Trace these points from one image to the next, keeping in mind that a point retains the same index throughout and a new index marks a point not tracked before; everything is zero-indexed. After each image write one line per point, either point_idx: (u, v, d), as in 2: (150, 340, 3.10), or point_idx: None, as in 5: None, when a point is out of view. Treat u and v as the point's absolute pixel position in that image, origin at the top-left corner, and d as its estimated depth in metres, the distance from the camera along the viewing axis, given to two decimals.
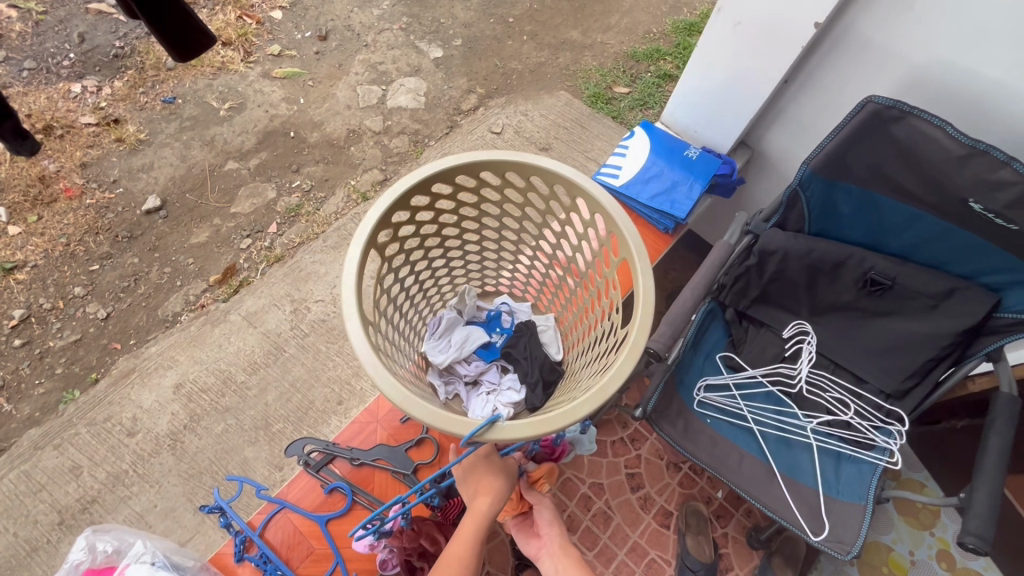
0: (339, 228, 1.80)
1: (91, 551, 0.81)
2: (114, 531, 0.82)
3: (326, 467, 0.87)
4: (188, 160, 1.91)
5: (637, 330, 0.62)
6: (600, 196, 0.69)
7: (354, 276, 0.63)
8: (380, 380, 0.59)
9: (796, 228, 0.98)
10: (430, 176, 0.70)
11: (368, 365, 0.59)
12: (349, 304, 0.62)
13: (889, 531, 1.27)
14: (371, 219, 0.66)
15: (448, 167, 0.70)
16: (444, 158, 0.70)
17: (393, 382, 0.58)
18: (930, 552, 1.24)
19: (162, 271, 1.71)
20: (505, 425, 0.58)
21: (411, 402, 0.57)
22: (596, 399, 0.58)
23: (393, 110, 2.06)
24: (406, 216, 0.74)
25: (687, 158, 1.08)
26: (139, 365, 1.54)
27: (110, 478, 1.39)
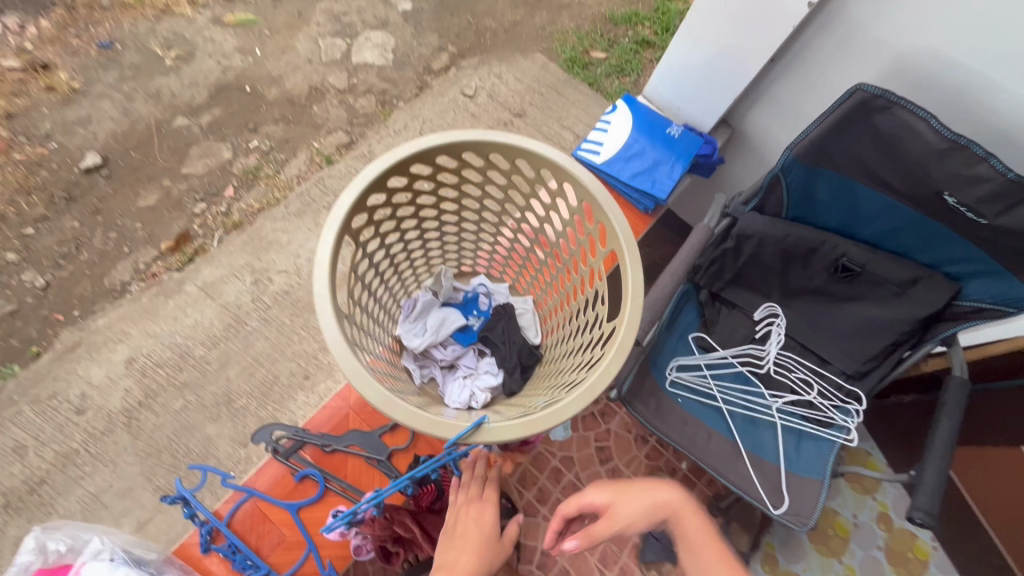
0: (302, 193, 1.70)
1: (41, 552, 0.75)
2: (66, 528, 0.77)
3: (296, 454, 0.83)
4: (131, 114, 1.75)
5: (626, 325, 0.61)
6: (593, 185, 0.66)
7: (326, 265, 0.59)
8: (359, 379, 0.56)
9: (774, 212, 0.97)
10: (409, 156, 0.65)
11: (344, 363, 0.56)
12: (322, 295, 0.58)
13: (836, 497, 1.35)
14: (345, 203, 0.61)
15: (429, 147, 0.65)
16: (424, 137, 0.65)
17: (373, 385, 0.55)
18: (872, 515, 1.34)
19: (106, 236, 1.59)
20: (491, 427, 0.57)
21: (390, 403, 0.55)
22: (586, 399, 0.57)
23: (358, 67, 1.93)
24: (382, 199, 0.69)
25: (670, 136, 1.06)
26: (86, 339, 1.44)
27: (59, 458, 1.32)
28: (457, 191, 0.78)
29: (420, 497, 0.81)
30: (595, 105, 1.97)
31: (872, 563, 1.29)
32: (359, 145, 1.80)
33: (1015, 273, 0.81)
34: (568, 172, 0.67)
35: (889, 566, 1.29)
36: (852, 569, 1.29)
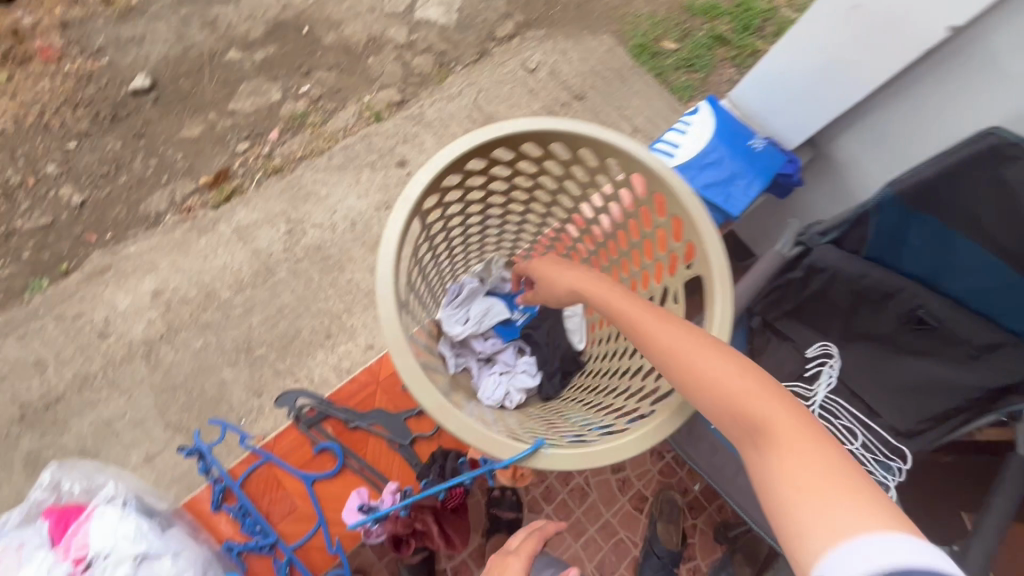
0: (346, 146, 1.65)
1: (56, 490, 0.79)
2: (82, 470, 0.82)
3: (317, 425, 0.88)
4: (185, 40, 1.70)
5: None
6: (691, 205, 0.61)
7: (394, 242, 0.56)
8: (414, 380, 0.54)
9: (852, 249, 0.91)
10: (494, 141, 0.61)
11: (398, 356, 0.55)
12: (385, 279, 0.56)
13: None
14: (420, 185, 0.57)
15: (517, 135, 0.60)
16: (514, 123, 0.60)
17: (429, 391, 0.54)
18: None
19: (146, 163, 1.56)
20: (548, 454, 0.57)
21: (446, 412, 0.54)
22: (646, 439, 0.58)
23: (420, 23, 1.85)
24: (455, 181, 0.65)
25: (752, 147, 0.98)
26: (115, 264, 1.43)
27: (77, 379, 1.32)
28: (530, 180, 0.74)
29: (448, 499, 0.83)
30: (659, 98, 1.87)
31: None
32: (410, 105, 1.73)
33: None
34: (664, 183, 0.63)
35: None
36: None
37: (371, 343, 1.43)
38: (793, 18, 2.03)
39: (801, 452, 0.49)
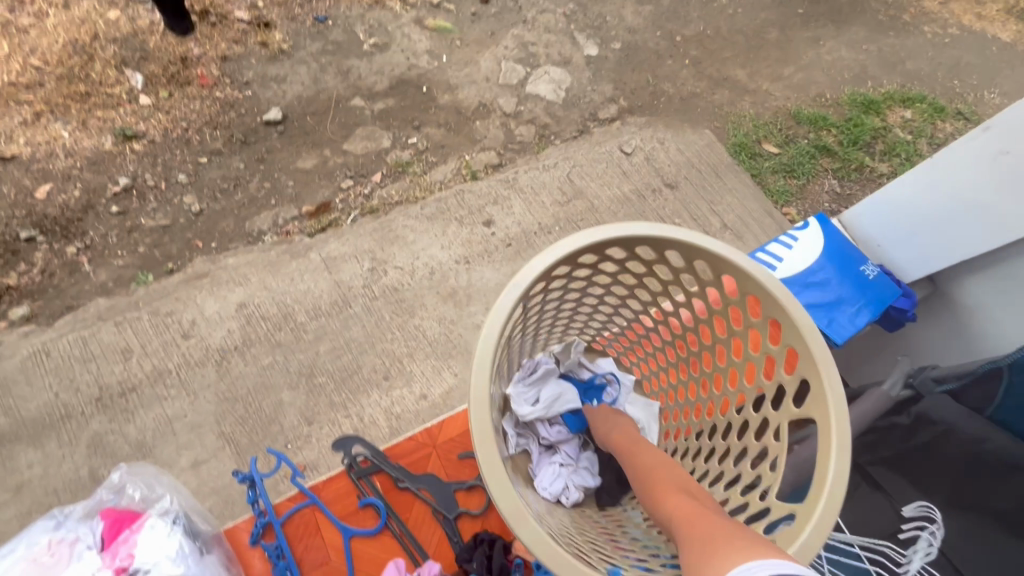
0: (439, 199, 1.72)
1: (120, 493, 0.95)
2: (143, 479, 0.96)
3: (367, 477, 1.03)
4: (319, 84, 1.89)
5: (812, 527, 0.60)
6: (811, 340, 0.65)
7: (499, 323, 0.63)
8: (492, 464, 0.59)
9: (974, 406, 0.82)
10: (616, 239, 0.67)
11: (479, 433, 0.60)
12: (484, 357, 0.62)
13: None
14: (540, 266, 0.65)
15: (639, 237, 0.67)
16: (637, 227, 0.67)
17: (504, 488, 0.59)
18: None
19: (261, 185, 1.71)
20: None
21: (520, 519, 0.58)
22: None
23: (529, 96, 1.96)
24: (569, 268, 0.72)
25: (863, 275, 0.92)
26: (213, 272, 1.54)
27: (153, 373, 1.39)
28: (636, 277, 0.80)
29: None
30: (752, 198, 1.85)
31: None
32: (506, 169, 1.80)
33: None
34: (784, 311, 0.67)
35: None
36: None
37: (426, 393, 1.42)
38: (906, 140, 1.96)
39: (705, 535, 0.54)
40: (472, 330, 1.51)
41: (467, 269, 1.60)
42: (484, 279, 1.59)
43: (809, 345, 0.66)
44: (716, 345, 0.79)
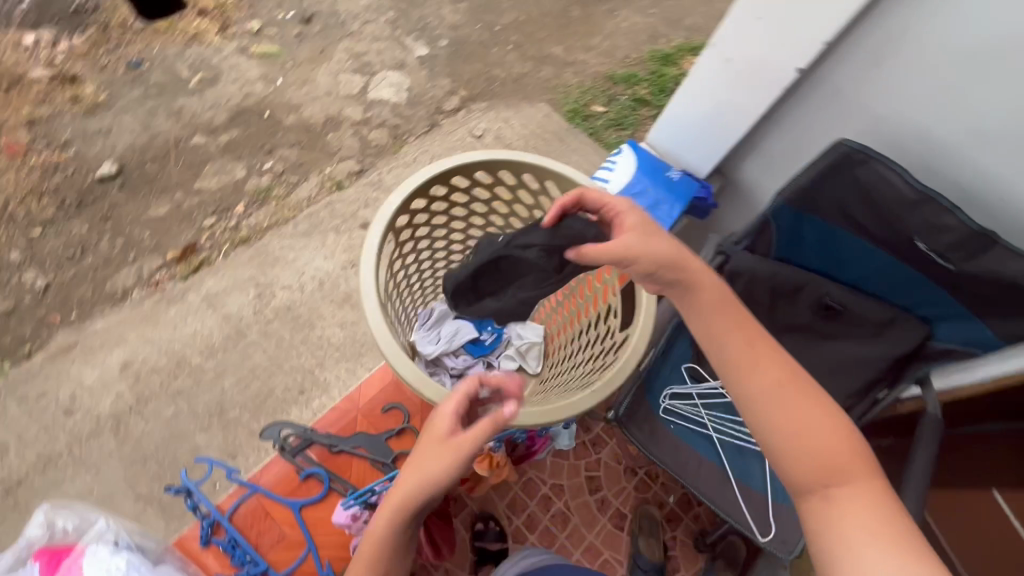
0: (310, 214, 1.75)
1: (49, 528, 0.94)
2: (74, 509, 0.97)
3: (302, 452, 1.06)
4: (151, 128, 1.82)
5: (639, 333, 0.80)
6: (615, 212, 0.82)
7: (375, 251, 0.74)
8: (393, 353, 0.73)
9: (763, 252, 1.05)
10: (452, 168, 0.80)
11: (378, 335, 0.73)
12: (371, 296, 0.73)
13: None
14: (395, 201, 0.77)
15: (470, 162, 0.81)
16: (468, 154, 0.81)
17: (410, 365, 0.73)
18: None
19: (113, 243, 1.62)
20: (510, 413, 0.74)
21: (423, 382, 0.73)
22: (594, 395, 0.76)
23: (374, 102, 2.04)
24: (424, 204, 0.83)
25: (669, 178, 1.16)
26: (82, 340, 1.44)
27: (41, 460, 1.30)
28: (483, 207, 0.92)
29: None
30: (594, 152, 2.10)
31: None
32: (370, 173, 1.87)
33: (982, 318, 0.89)
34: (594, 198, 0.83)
35: None
36: None
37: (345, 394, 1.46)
38: None
39: (863, 491, 0.68)
40: None
41: (356, 271, 1.64)
42: None
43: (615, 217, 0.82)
44: None
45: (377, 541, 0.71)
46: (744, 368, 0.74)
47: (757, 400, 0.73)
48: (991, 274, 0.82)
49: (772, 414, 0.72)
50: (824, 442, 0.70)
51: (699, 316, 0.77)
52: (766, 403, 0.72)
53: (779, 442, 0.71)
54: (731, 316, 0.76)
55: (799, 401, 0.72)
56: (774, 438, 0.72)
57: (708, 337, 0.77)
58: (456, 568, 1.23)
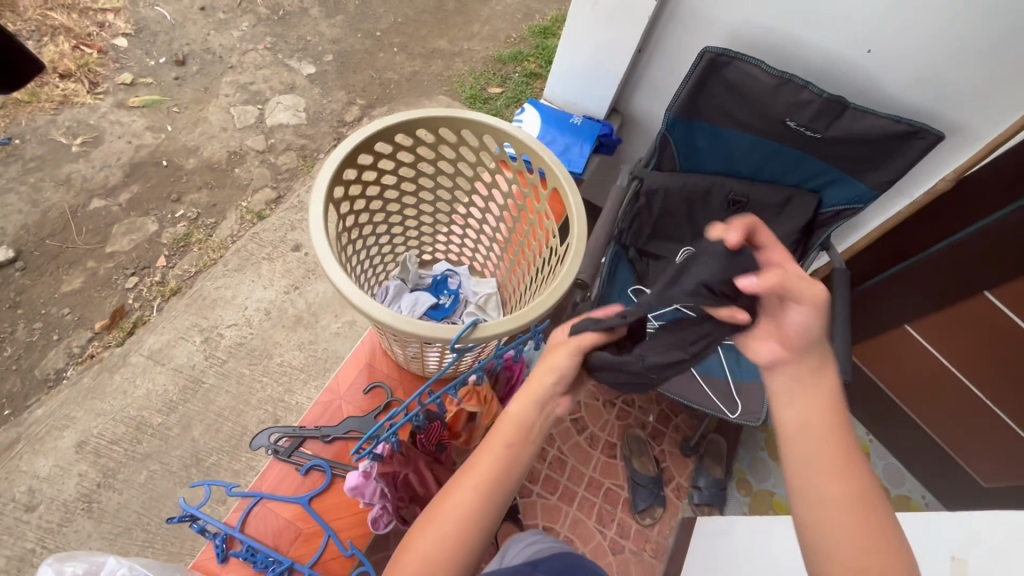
0: (238, 249, 1.71)
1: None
2: (81, 555, 0.76)
3: (297, 450, 0.89)
4: (41, 204, 1.72)
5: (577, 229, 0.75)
6: (541, 150, 0.79)
7: (320, 226, 0.67)
8: (353, 297, 0.64)
9: (670, 168, 1.17)
10: (372, 134, 0.76)
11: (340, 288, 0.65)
12: (326, 253, 0.65)
13: (768, 478, 1.44)
14: (326, 173, 0.71)
15: (390, 124, 0.76)
16: (385, 116, 0.76)
17: (374, 304, 0.64)
18: None
19: (31, 328, 1.52)
20: (484, 326, 0.65)
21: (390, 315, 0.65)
22: (555, 291, 0.69)
23: (274, 128, 2.01)
24: (354, 174, 0.79)
25: (574, 124, 1.25)
26: (24, 433, 1.36)
27: (13, 563, 1.22)
28: (416, 172, 0.90)
29: (430, 431, 0.86)
30: None
31: None
32: (289, 197, 1.84)
33: (855, 175, 1.04)
34: (520, 142, 0.80)
35: None
36: None
37: None
38: None
39: None
40: (334, 338, 1.56)
41: (300, 293, 1.63)
42: (321, 292, 1.63)
43: (543, 155, 0.79)
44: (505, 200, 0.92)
45: (507, 429, 0.67)
46: (823, 468, 0.63)
47: (826, 505, 0.62)
48: (851, 132, 0.97)
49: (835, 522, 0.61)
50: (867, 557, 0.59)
51: (796, 402, 0.66)
52: (834, 511, 0.61)
53: (827, 546, 0.60)
54: (833, 423, 0.64)
55: (870, 519, 0.60)
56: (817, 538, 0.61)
57: (801, 428, 0.65)
58: None
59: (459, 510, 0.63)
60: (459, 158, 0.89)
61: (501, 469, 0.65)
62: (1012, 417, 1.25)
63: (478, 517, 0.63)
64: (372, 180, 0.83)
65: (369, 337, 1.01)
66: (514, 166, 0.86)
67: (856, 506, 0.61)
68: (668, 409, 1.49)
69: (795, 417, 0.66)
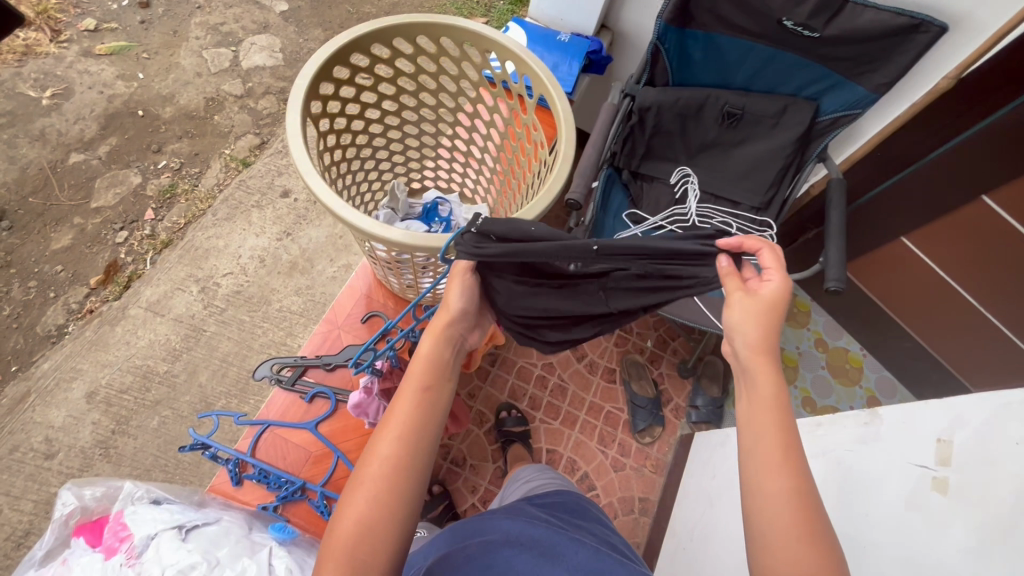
0: (226, 199, 1.67)
1: (80, 499, 0.81)
2: (99, 480, 0.84)
3: (301, 379, 0.92)
4: (19, 161, 1.67)
5: (565, 137, 0.72)
6: (527, 57, 0.75)
7: (299, 138, 0.65)
8: (340, 209, 0.63)
9: (663, 82, 1.13)
10: (348, 43, 0.72)
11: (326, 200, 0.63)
12: (308, 165, 0.64)
13: None
14: (302, 84, 0.68)
15: (366, 32, 0.73)
16: (360, 24, 0.72)
17: (362, 216, 0.63)
18: (797, 402, 1.47)
19: (26, 286, 1.51)
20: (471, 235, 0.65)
21: (378, 228, 0.63)
22: (545, 199, 0.68)
23: (251, 71, 1.89)
24: (332, 89, 0.75)
25: (561, 42, 1.19)
26: (35, 386, 1.38)
27: (40, 506, 1.27)
28: (397, 90, 0.86)
29: None
30: None
31: (820, 381, 1.51)
32: (273, 143, 1.77)
33: (853, 78, 1.00)
34: (504, 47, 0.76)
35: (834, 380, 1.51)
36: (805, 388, 1.49)
37: None
38: None
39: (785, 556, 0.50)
40: (331, 282, 1.56)
41: (293, 239, 1.61)
42: (313, 238, 1.61)
43: (529, 61, 0.75)
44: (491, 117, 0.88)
45: (423, 366, 0.60)
46: (767, 462, 0.53)
47: (764, 495, 0.52)
48: (851, 29, 0.93)
49: (772, 507, 0.51)
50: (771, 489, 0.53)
51: (746, 372, 0.58)
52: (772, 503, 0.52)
53: (764, 534, 0.51)
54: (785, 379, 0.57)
55: (812, 517, 0.51)
56: (753, 528, 0.53)
57: (752, 408, 0.57)
58: (478, 461, 1.31)
59: (386, 462, 0.54)
60: (440, 73, 0.85)
61: (424, 408, 0.57)
62: (1003, 322, 1.26)
63: (409, 464, 0.54)
64: (351, 97, 0.80)
65: (365, 268, 1.02)
66: (499, 77, 0.82)
67: (794, 503, 0.51)
68: (665, 333, 1.51)
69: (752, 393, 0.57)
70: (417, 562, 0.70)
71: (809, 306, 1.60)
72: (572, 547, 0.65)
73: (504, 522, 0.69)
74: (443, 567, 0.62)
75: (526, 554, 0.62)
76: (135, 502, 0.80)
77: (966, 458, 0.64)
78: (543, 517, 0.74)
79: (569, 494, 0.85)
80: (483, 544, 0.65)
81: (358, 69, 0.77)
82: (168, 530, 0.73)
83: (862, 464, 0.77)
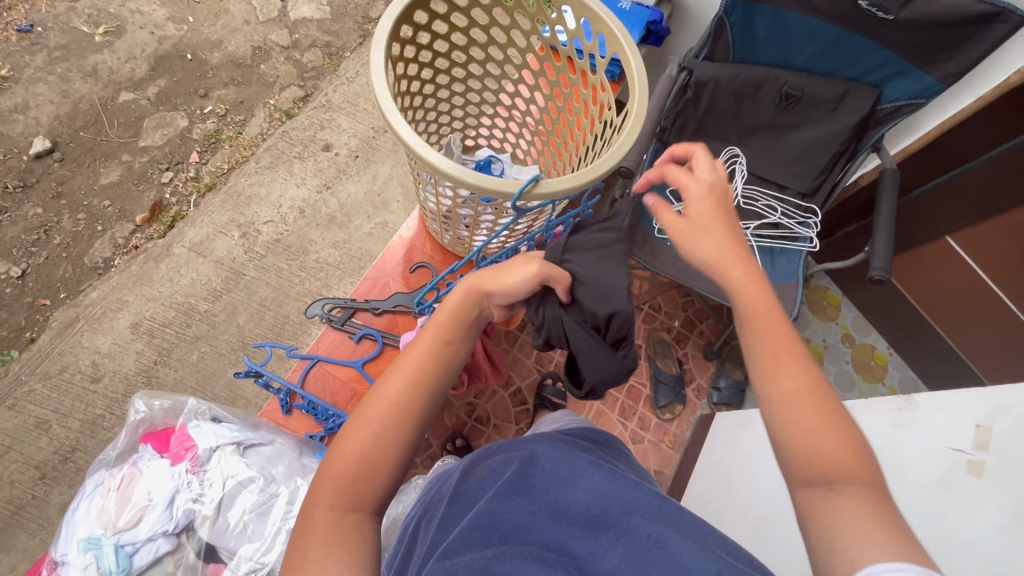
0: (268, 148, 1.69)
1: (149, 409, 0.89)
2: (166, 393, 0.91)
3: (350, 320, 0.95)
4: (71, 95, 1.70)
5: (639, 96, 0.72)
6: (603, 14, 0.74)
7: (383, 74, 0.66)
8: (421, 150, 0.64)
9: (722, 58, 1.12)
10: None
11: (408, 140, 0.64)
12: (387, 100, 0.65)
13: None
14: (386, 24, 0.69)
15: None
16: None
17: (439, 155, 0.64)
18: None
19: (75, 218, 1.56)
20: (546, 182, 0.65)
21: (461, 173, 0.65)
22: (615, 155, 0.68)
23: (298, 22, 1.88)
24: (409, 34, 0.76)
25: (622, 9, 1.16)
26: (83, 313, 1.45)
27: (87, 424, 1.35)
28: (467, 41, 0.87)
29: None
30: None
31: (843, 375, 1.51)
32: (317, 96, 1.77)
33: (923, 67, 0.99)
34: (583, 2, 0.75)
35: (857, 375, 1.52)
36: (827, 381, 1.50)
37: None
38: None
39: (820, 452, 0.51)
40: (367, 238, 1.59)
41: (332, 193, 1.63)
42: (352, 194, 1.63)
43: (605, 18, 0.75)
44: (558, 75, 0.88)
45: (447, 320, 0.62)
46: (775, 366, 0.55)
47: (778, 400, 0.54)
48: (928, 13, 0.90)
49: (789, 402, 0.53)
50: (776, 382, 0.54)
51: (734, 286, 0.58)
52: (786, 404, 0.53)
53: (795, 446, 0.52)
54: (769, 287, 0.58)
55: (832, 412, 0.52)
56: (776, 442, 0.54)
57: (749, 318, 0.57)
58: (501, 422, 1.35)
59: (393, 406, 0.57)
60: (511, 27, 0.84)
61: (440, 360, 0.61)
62: None
63: (411, 411, 0.58)
64: (425, 43, 0.80)
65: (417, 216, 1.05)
66: (572, 33, 0.81)
67: (808, 401, 0.53)
68: (693, 316, 1.53)
69: (748, 303, 0.58)
70: (444, 483, 0.70)
71: (840, 300, 1.61)
72: (591, 468, 0.58)
73: (530, 442, 0.66)
74: (466, 481, 0.64)
75: (546, 474, 0.58)
76: (199, 417, 0.89)
77: (1005, 443, 0.65)
78: (573, 445, 0.68)
79: (593, 428, 0.83)
80: (506, 460, 0.62)
81: (436, 15, 0.77)
82: (228, 446, 0.84)
83: (893, 446, 0.80)
